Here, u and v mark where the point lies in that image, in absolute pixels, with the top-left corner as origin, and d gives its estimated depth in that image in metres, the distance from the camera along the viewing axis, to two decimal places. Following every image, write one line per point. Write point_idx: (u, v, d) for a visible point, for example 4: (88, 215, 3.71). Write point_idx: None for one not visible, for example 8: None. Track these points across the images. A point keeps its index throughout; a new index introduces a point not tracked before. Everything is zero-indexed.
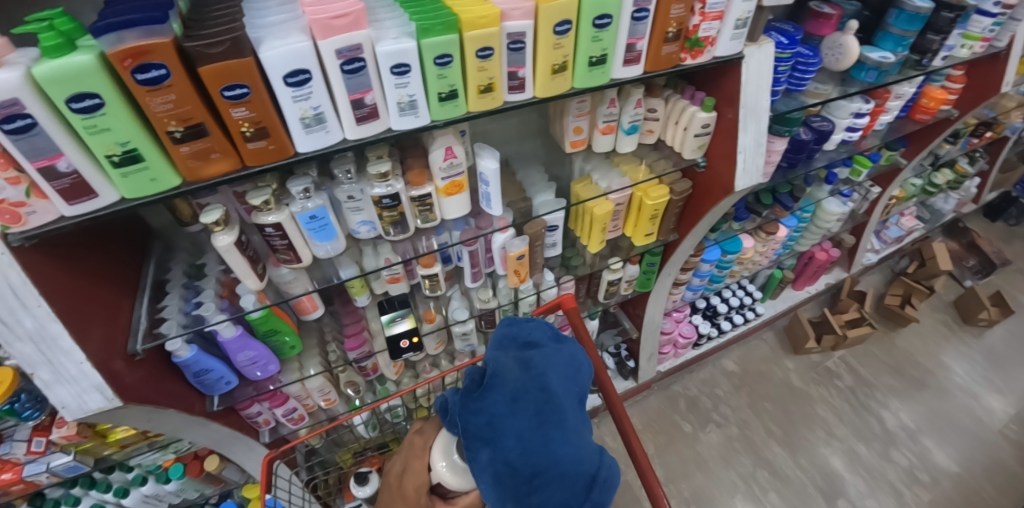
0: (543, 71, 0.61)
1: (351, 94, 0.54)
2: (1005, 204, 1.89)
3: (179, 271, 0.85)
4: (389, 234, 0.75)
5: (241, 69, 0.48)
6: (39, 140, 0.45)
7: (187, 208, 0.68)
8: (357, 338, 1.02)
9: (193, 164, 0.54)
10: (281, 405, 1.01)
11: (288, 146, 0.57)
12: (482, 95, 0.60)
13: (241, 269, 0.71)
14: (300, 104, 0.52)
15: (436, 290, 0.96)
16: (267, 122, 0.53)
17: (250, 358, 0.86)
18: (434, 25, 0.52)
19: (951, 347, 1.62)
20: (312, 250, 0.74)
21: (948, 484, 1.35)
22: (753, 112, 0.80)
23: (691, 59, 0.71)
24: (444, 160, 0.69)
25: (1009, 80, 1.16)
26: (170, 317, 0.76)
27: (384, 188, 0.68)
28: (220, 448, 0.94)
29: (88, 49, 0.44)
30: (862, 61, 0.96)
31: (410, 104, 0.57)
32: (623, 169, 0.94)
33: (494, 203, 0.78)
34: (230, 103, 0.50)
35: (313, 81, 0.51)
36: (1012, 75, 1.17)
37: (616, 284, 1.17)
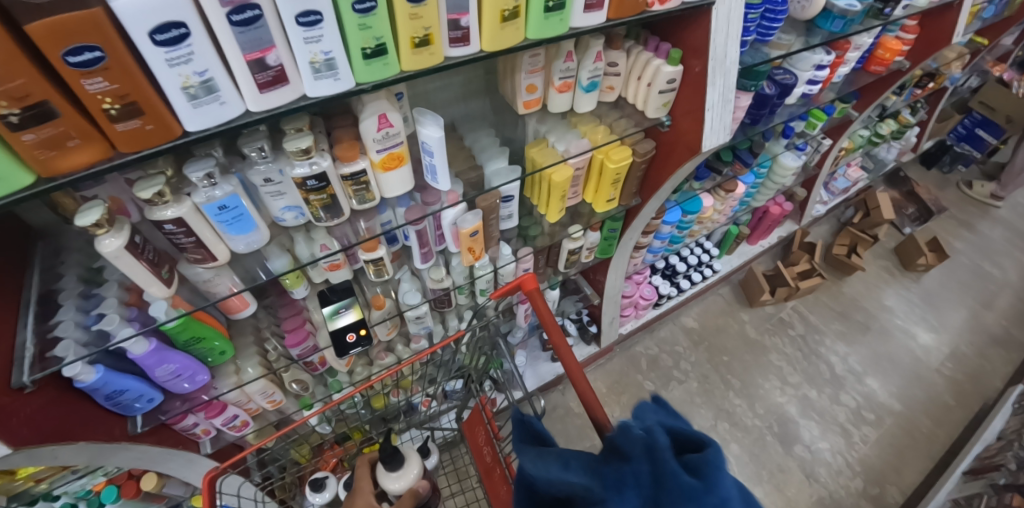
0: (491, 18, 0.50)
1: (247, 54, 0.42)
2: (940, 151, 1.99)
3: (72, 278, 0.70)
4: (320, 219, 0.64)
5: (87, 25, 0.35)
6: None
7: (72, 203, 0.54)
8: (298, 334, 0.89)
9: (44, 155, 0.41)
10: (220, 414, 0.89)
11: (172, 125, 0.44)
12: (418, 50, 0.49)
13: (140, 277, 0.59)
14: (178, 69, 0.40)
15: (383, 274, 0.85)
16: (138, 96, 0.41)
17: (174, 371, 0.74)
18: None
19: (891, 289, 1.72)
20: (228, 245, 0.63)
21: (891, 421, 1.46)
22: (721, 65, 0.73)
23: (658, 5, 0.63)
24: (378, 130, 0.59)
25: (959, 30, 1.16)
26: (67, 335, 0.63)
27: (307, 167, 0.57)
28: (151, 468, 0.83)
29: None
30: (828, 9, 0.91)
31: (326, 63, 0.45)
32: (582, 130, 0.86)
33: (441, 177, 0.68)
34: (79, 72, 0.37)
35: (193, 38, 0.39)
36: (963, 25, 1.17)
37: (577, 253, 1.09)
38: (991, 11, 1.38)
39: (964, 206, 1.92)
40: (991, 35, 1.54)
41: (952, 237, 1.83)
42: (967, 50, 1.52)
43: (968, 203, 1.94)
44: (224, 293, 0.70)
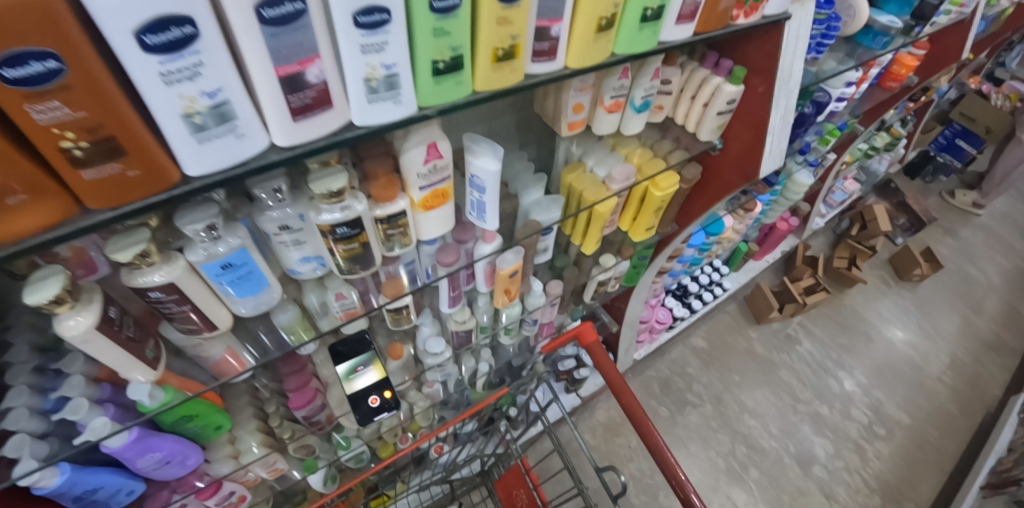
0: (585, 28, 0.40)
1: (279, 66, 0.29)
2: (923, 162, 2.07)
3: (23, 349, 0.55)
4: (345, 272, 0.52)
5: (29, 14, 0.22)
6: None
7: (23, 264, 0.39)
8: (302, 395, 0.74)
9: None
10: (214, 495, 0.74)
11: (166, 169, 0.31)
12: (499, 66, 0.38)
13: (118, 361, 0.45)
14: (179, 87, 0.28)
15: (401, 325, 0.75)
16: (116, 128, 0.28)
17: (161, 460, 0.61)
18: None
19: (888, 299, 1.74)
20: (231, 308, 0.49)
21: (901, 434, 1.45)
22: (786, 85, 0.67)
23: (743, 18, 0.56)
24: (424, 163, 0.47)
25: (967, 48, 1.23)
26: (17, 428, 0.50)
27: (337, 212, 0.45)
28: None
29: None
30: (870, 25, 0.90)
31: (386, 81, 0.33)
32: (623, 154, 0.76)
33: (490, 216, 0.57)
34: (18, 90, 0.24)
35: (203, 41, 0.27)
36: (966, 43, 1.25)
37: (605, 284, 1.00)
38: (981, 26, 1.43)
39: (948, 214, 2.01)
40: (975, 50, 1.61)
41: (938, 245, 1.90)
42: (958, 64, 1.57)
43: (951, 211, 2.03)
44: (216, 360, 0.57)
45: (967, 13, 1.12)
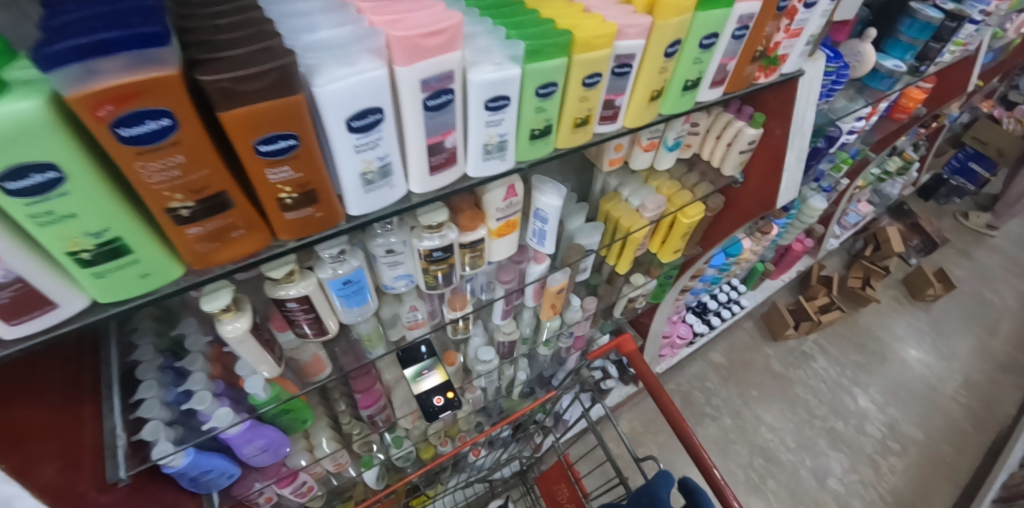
0: (640, 98, 0.51)
1: (430, 137, 0.40)
2: (936, 185, 2.14)
3: (150, 348, 0.66)
4: (431, 286, 0.63)
5: (285, 112, 0.32)
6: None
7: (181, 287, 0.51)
8: (370, 395, 0.86)
9: (204, 247, 0.38)
10: (291, 483, 0.85)
11: (338, 211, 0.41)
12: (576, 130, 0.48)
13: (255, 356, 0.56)
14: (363, 154, 0.38)
15: (460, 333, 0.86)
16: (316, 184, 0.37)
17: (262, 446, 0.71)
18: (546, 47, 0.39)
19: (902, 319, 1.80)
20: (339, 316, 0.60)
21: (916, 451, 1.50)
22: (800, 128, 0.78)
23: (763, 78, 0.66)
24: (503, 200, 0.58)
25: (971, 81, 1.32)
26: (152, 415, 0.60)
27: (436, 239, 0.56)
28: None
29: (21, 85, 0.28)
30: (876, 68, 0.99)
31: (498, 145, 0.44)
32: (655, 186, 0.86)
33: (549, 241, 0.68)
34: (266, 161, 0.34)
35: (385, 123, 0.37)
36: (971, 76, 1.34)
37: (634, 301, 1.10)
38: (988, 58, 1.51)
39: (961, 235, 2.07)
40: (984, 79, 1.69)
41: (952, 266, 1.96)
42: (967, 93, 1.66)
43: (965, 233, 2.09)
44: (306, 362, 0.69)
45: (970, 50, 1.22)
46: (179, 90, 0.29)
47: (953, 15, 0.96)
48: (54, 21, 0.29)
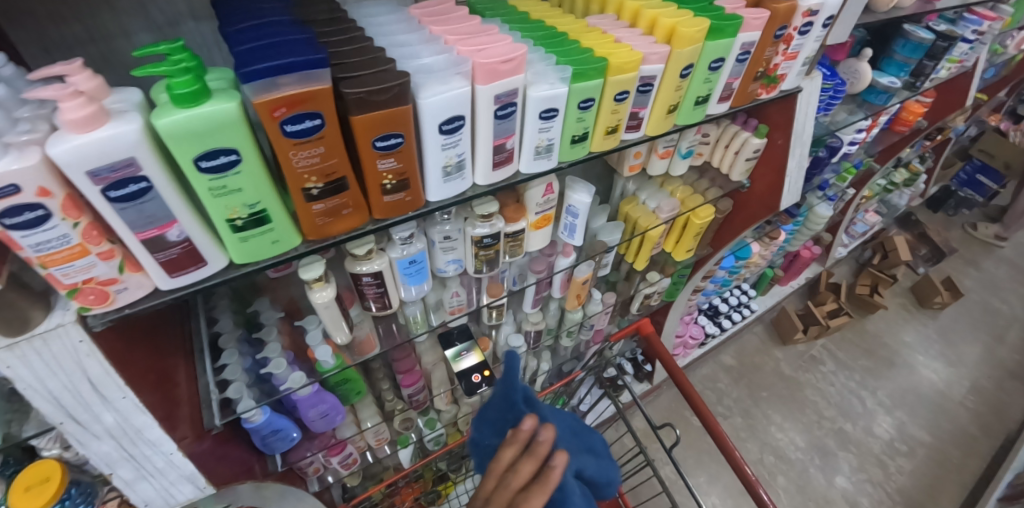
0: (660, 111, 0.62)
1: (496, 139, 0.50)
2: (945, 196, 2.20)
3: (229, 321, 0.75)
4: (477, 270, 0.73)
5: (399, 117, 0.43)
6: (50, 234, 0.39)
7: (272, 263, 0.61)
8: (411, 375, 0.95)
9: (322, 221, 0.48)
10: (339, 453, 0.94)
11: (421, 197, 0.52)
12: (607, 136, 0.59)
13: (332, 323, 0.66)
14: (447, 151, 0.48)
15: (498, 318, 0.95)
16: (410, 173, 0.48)
17: (323, 411, 0.81)
18: (587, 71, 0.50)
19: (911, 326, 1.85)
20: (401, 293, 0.70)
21: (923, 452, 1.55)
22: (800, 138, 0.88)
23: (765, 94, 0.76)
24: (542, 196, 0.69)
25: (970, 95, 1.38)
26: (235, 378, 0.69)
27: (486, 227, 0.66)
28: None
29: (221, 93, 0.39)
30: (873, 85, 1.09)
31: (546, 147, 0.55)
32: (669, 191, 0.96)
33: (578, 234, 0.79)
34: (379, 153, 0.44)
35: (465, 127, 0.48)
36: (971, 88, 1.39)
37: (650, 297, 1.19)
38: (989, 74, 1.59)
39: (970, 246, 2.13)
40: (988, 94, 1.76)
41: (961, 276, 2.01)
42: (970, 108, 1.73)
43: (974, 244, 2.14)
44: (361, 343, 0.77)
45: (968, 66, 1.29)
46: (330, 97, 0.40)
47: (944, 37, 1.04)
48: (243, 47, 0.40)
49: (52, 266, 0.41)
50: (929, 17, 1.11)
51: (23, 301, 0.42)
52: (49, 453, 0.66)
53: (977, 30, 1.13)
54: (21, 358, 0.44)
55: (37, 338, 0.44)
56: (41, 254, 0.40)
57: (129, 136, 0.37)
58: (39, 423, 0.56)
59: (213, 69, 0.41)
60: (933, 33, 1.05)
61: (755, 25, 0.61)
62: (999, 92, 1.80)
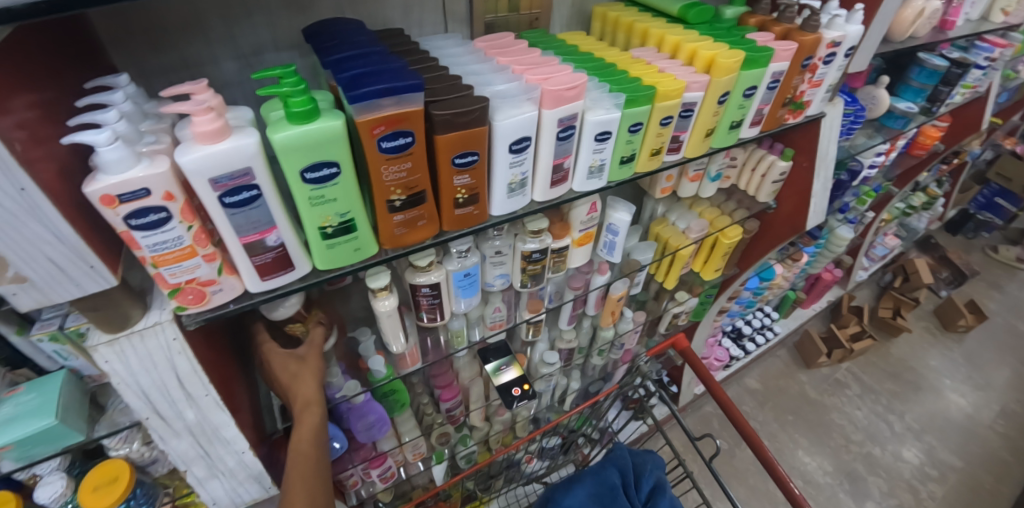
0: (698, 134, 0.66)
1: (555, 159, 0.55)
2: (963, 219, 2.21)
3: None
4: (523, 285, 0.77)
5: (476, 137, 0.49)
6: (166, 235, 0.44)
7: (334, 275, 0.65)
8: (450, 389, 0.97)
9: (399, 232, 0.53)
10: (380, 465, 0.91)
11: (487, 211, 0.57)
12: (652, 157, 0.63)
13: (390, 331, 0.69)
14: (513, 169, 0.54)
15: (535, 334, 0.97)
16: (479, 189, 0.53)
17: (370, 422, 0.80)
18: (639, 97, 0.55)
19: (936, 350, 1.83)
20: (452, 306, 0.73)
21: (955, 477, 1.52)
22: (824, 161, 0.92)
23: (792, 118, 0.80)
24: (586, 214, 0.73)
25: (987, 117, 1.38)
26: None
27: (536, 242, 0.70)
28: None
29: (327, 114, 0.45)
30: (891, 110, 1.13)
31: (598, 167, 0.59)
32: (698, 212, 1.01)
33: (617, 251, 0.82)
34: (457, 170, 0.50)
35: (530, 147, 0.53)
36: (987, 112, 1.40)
37: (678, 317, 1.21)
38: (1003, 98, 1.63)
39: (992, 269, 2.12)
40: (1001, 118, 1.79)
41: (985, 299, 2.00)
42: (984, 131, 1.77)
43: (996, 266, 2.14)
44: (405, 355, 0.80)
45: (981, 91, 1.32)
46: (420, 118, 0.45)
47: (958, 64, 1.09)
48: (345, 74, 0.46)
49: (162, 266, 0.46)
50: (942, 46, 1.15)
51: (126, 300, 0.48)
52: (117, 452, 0.65)
53: (989, 57, 1.19)
54: (119, 354, 0.49)
55: (135, 334, 0.48)
56: (155, 254, 0.45)
57: (247, 150, 0.43)
58: (113, 422, 0.59)
59: (313, 93, 0.48)
60: (946, 60, 1.09)
61: (784, 56, 0.66)
62: (1012, 115, 1.83)
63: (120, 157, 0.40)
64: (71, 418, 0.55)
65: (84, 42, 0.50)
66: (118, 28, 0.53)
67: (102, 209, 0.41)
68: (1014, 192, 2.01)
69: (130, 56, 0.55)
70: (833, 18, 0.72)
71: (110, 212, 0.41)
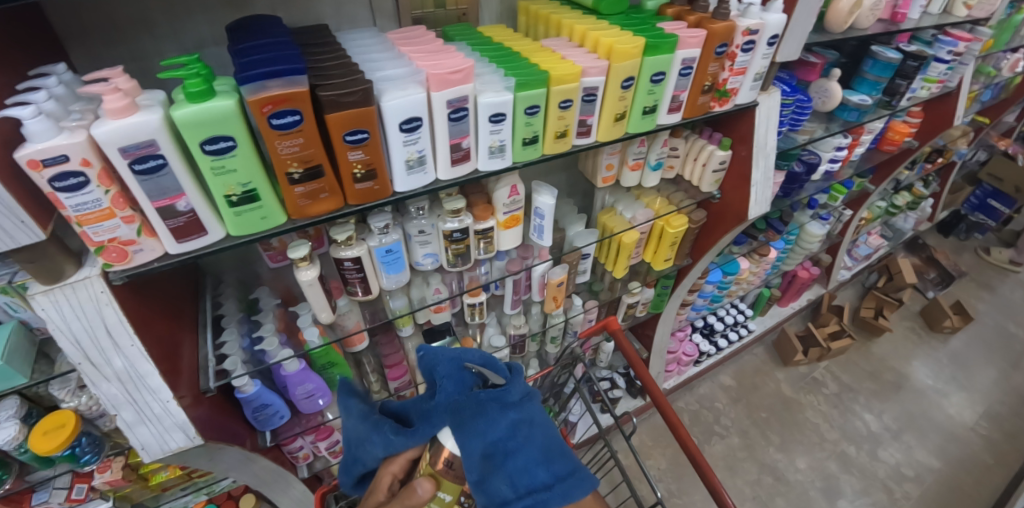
0: (607, 119, 0.69)
1: (452, 139, 0.59)
2: (955, 221, 2.16)
3: (231, 305, 0.83)
4: (452, 265, 0.80)
5: (363, 116, 0.53)
6: (86, 197, 0.49)
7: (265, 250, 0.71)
8: (399, 369, 1.01)
9: (303, 203, 0.58)
10: (326, 438, 0.97)
11: (389, 186, 0.61)
12: (558, 140, 0.67)
13: (316, 302, 0.74)
14: (408, 147, 0.58)
15: (478, 317, 1.00)
16: (376, 165, 0.57)
17: (309, 391, 0.85)
18: (530, 81, 0.59)
19: (920, 351, 1.79)
20: (380, 282, 0.77)
21: (932, 478, 1.48)
22: (763, 150, 0.93)
23: (719, 106, 0.83)
24: (508, 197, 0.77)
25: (959, 114, 1.35)
26: (231, 352, 0.76)
27: (455, 222, 0.74)
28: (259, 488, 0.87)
29: (224, 94, 0.50)
30: (844, 103, 1.13)
31: (499, 147, 0.63)
32: (645, 202, 1.04)
33: (546, 235, 0.85)
34: (349, 146, 0.54)
35: (422, 127, 0.57)
36: (961, 109, 1.37)
37: (633, 307, 1.23)
38: (986, 96, 1.60)
39: (984, 270, 2.07)
40: (989, 116, 1.76)
41: (973, 300, 1.95)
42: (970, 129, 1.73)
43: (988, 268, 2.08)
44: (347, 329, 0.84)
45: (950, 86, 1.31)
46: (306, 97, 0.50)
47: (914, 56, 1.08)
48: (244, 58, 0.51)
49: (85, 225, 0.51)
50: (900, 38, 1.15)
51: (60, 255, 0.53)
52: (67, 405, 0.68)
53: (952, 51, 1.17)
54: (54, 303, 0.54)
55: (67, 287, 0.54)
56: (78, 214, 0.50)
57: (151, 124, 0.48)
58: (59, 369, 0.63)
59: (219, 77, 0.52)
60: (901, 52, 1.09)
61: (691, 42, 0.68)
62: (1001, 114, 1.80)
63: (42, 128, 0.46)
64: (16, 361, 0.60)
65: (44, 39, 0.57)
66: (71, 25, 0.59)
67: (28, 172, 0.46)
68: (1006, 193, 1.97)
69: (84, 52, 0.62)
70: (749, 7, 0.74)
71: (35, 175, 0.46)
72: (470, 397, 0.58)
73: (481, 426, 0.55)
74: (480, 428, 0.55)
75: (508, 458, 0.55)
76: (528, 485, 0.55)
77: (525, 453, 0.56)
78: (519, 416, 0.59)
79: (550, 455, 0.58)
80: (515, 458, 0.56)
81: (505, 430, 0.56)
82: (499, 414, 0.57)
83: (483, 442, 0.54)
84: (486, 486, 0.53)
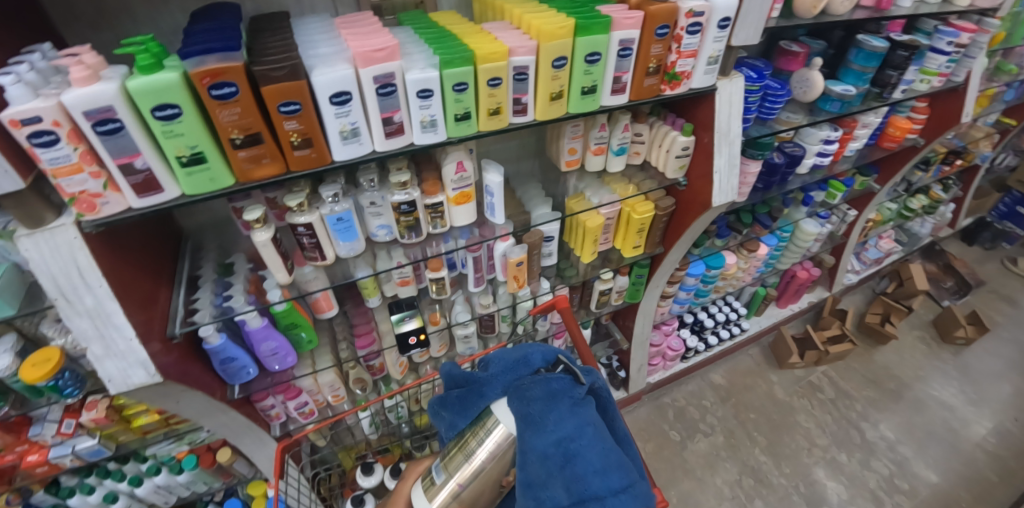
0: (543, 98, 0.72)
1: (383, 113, 0.64)
2: (981, 228, 2.04)
3: (208, 267, 0.91)
4: (404, 237, 0.85)
5: (294, 89, 0.58)
6: (58, 153, 0.56)
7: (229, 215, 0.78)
8: (367, 337, 1.07)
9: (246, 167, 0.64)
10: (295, 398, 1.04)
11: (327, 155, 0.66)
12: (491, 117, 0.70)
13: (273, 263, 0.80)
14: (340, 119, 0.62)
15: (442, 293, 1.04)
16: (312, 134, 0.63)
17: (273, 349, 0.92)
18: (455, 59, 0.63)
19: (929, 362, 1.70)
20: (336, 249, 0.83)
21: (927, 492, 1.40)
22: (726, 136, 0.92)
23: (670, 90, 0.83)
24: (455, 173, 0.81)
25: (968, 111, 1.28)
26: (202, 308, 0.84)
27: (403, 195, 0.78)
28: (231, 439, 0.95)
29: (172, 67, 0.56)
30: (827, 93, 1.09)
31: (431, 122, 0.67)
32: (612, 187, 1.05)
33: (498, 212, 0.89)
34: (284, 116, 0.59)
35: (353, 101, 0.61)
36: (972, 106, 1.29)
37: (607, 294, 1.26)
38: (1010, 94, 1.50)
39: (1006, 281, 1.94)
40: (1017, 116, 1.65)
41: (994, 311, 1.83)
42: (993, 130, 1.63)
43: (1013, 279, 1.95)
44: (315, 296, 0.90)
45: (956, 80, 1.24)
46: (240, 71, 0.55)
47: (903, 46, 1.04)
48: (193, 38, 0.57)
49: (60, 178, 0.59)
50: (893, 27, 1.11)
51: (40, 205, 0.61)
52: (55, 342, 0.78)
53: (952, 42, 1.12)
54: (37, 245, 0.62)
55: (47, 231, 0.61)
56: (53, 167, 0.57)
57: (108, 92, 0.55)
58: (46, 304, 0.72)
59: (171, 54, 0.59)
60: (889, 41, 1.05)
61: (627, 23, 0.70)
62: None
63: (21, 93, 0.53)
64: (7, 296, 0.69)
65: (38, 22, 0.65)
66: (63, 10, 0.67)
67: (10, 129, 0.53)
68: None
69: (76, 34, 0.70)
70: None
71: (16, 132, 0.53)
72: (543, 386, 0.62)
73: (547, 420, 0.59)
74: (546, 421, 0.59)
75: (568, 461, 0.57)
76: (587, 491, 0.56)
77: (587, 460, 0.58)
78: (586, 416, 0.61)
79: (609, 467, 0.57)
80: (576, 461, 0.57)
81: (569, 429, 0.59)
82: (567, 411, 0.60)
83: (547, 441, 0.58)
84: (541, 486, 0.56)
